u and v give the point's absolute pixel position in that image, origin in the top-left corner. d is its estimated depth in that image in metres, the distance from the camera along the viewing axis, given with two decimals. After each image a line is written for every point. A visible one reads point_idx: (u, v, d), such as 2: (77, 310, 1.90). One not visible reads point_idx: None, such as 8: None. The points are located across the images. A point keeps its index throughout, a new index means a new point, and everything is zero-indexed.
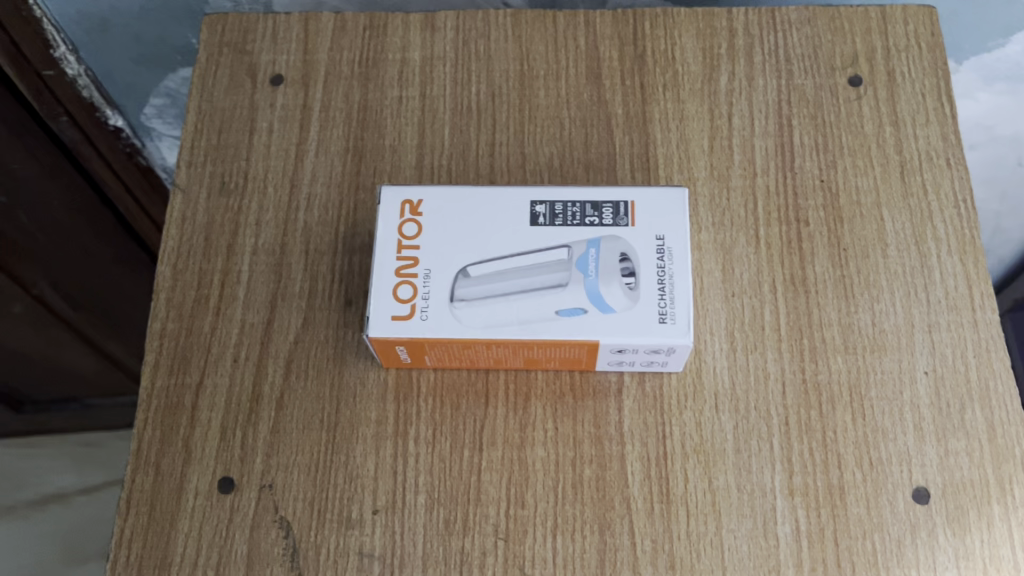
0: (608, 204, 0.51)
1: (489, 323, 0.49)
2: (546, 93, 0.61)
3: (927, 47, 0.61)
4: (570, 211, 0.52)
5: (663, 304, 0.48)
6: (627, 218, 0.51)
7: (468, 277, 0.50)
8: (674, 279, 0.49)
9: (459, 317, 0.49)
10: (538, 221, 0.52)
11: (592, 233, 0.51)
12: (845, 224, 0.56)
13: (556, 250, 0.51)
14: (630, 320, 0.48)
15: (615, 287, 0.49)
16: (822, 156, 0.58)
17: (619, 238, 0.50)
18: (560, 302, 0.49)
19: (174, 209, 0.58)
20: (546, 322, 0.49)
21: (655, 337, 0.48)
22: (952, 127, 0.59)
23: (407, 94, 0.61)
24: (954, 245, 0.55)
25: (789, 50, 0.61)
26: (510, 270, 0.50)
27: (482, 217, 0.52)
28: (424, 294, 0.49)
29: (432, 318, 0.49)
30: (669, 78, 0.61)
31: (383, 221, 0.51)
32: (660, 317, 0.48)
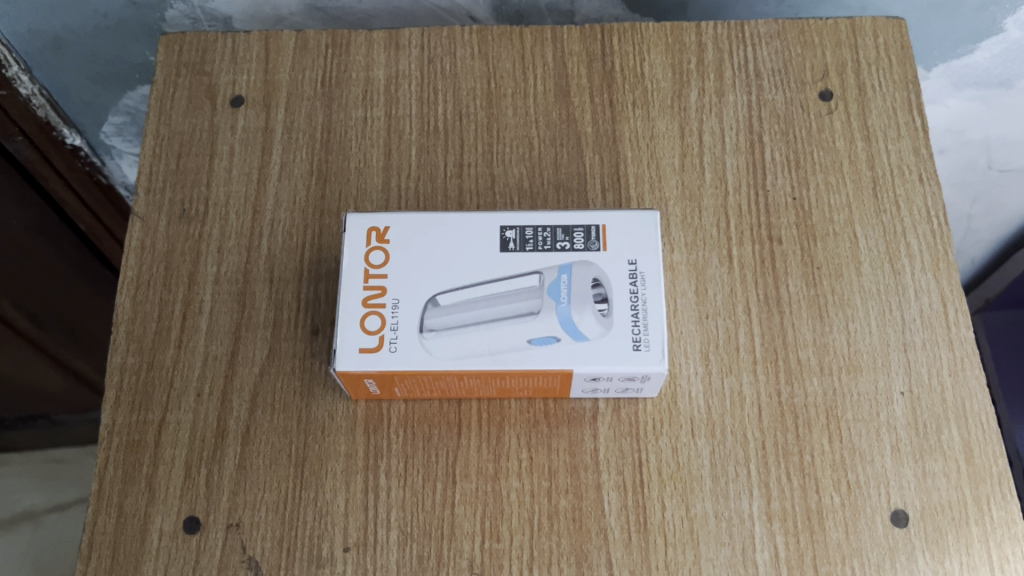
0: (579, 229, 0.50)
1: (460, 354, 0.48)
2: (514, 112, 0.60)
3: (898, 60, 0.61)
4: (541, 236, 0.51)
5: (637, 331, 0.47)
6: (599, 242, 0.50)
7: (438, 306, 0.49)
8: (648, 305, 0.48)
9: (429, 348, 0.48)
10: (508, 247, 0.50)
11: (563, 258, 0.50)
12: (818, 242, 0.56)
13: (527, 277, 0.50)
14: (604, 348, 0.47)
15: (588, 314, 0.48)
16: (794, 173, 0.58)
17: (590, 263, 0.49)
18: (532, 331, 0.48)
19: (133, 237, 0.57)
20: (518, 352, 0.48)
21: (630, 365, 0.47)
22: (923, 142, 0.58)
23: (372, 114, 0.60)
24: (928, 262, 0.55)
25: (759, 64, 0.61)
26: (480, 298, 0.49)
27: (450, 243, 0.51)
28: (392, 325, 0.48)
29: (402, 349, 0.48)
30: (639, 95, 0.60)
31: (349, 249, 0.50)
32: (635, 345, 0.47)
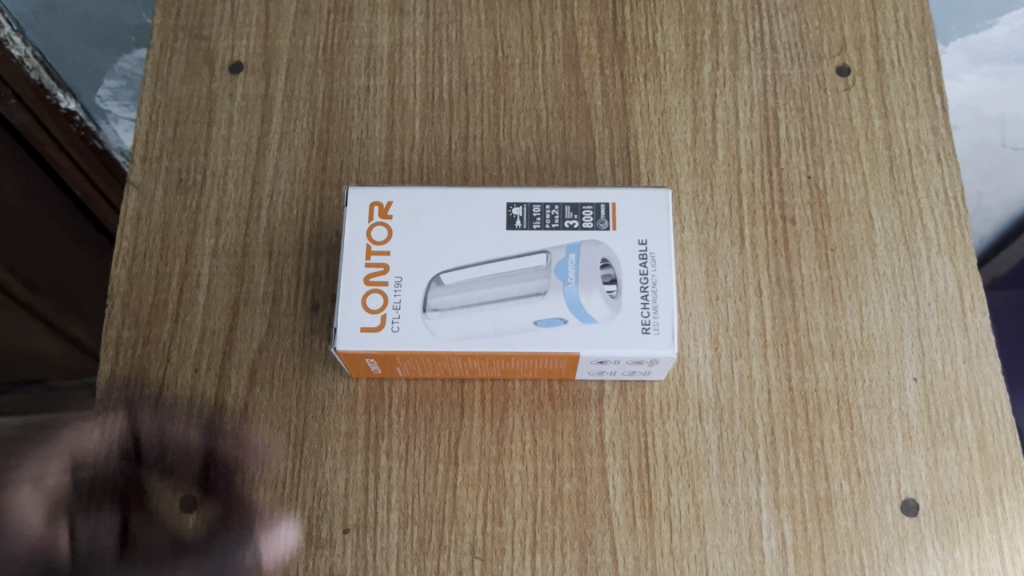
0: (588, 207, 0.49)
1: (464, 335, 0.46)
2: (521, 83, 0.58)
3: (918, 35, 0.59)
4: (549, 214, 0.49)
5: (646, 314, 0.46)
6: (608, 221, 0.48)
7: (442, 285, 0.47)
8: (658, 287, 0.47)
9: (433, 328, 0.47)
10: (515, 225, 0.49)
11: (571, 237, 0.48)
12: (832, 223, 0.54)
13: (534, 256, 0.48)
14: (612, 330, 0.46)
15: (596, 295, 0.46)
16: (809, 151, 0.56)
17: (599, 243, 0.48)
18: (538, 312, 0.46)
19: (129, 207, 0.55)
20: (523, 333, 0.46)
21: (638, 348, 0.46)
22: (942, 120, 0.56)
23: (375, 82, 0.58)
24: (944, 244, 0.54)
25: (775, 38, 0.59)
26: (485, 277, 0.48)
27: (455, 220, 0.49)
28: (395, 304, 0.47)
29: (404, 329, 0.46)
30: (651, 68, 0.58)
31: (351, 224, 0.49)
32: (644, 328, 0.46)
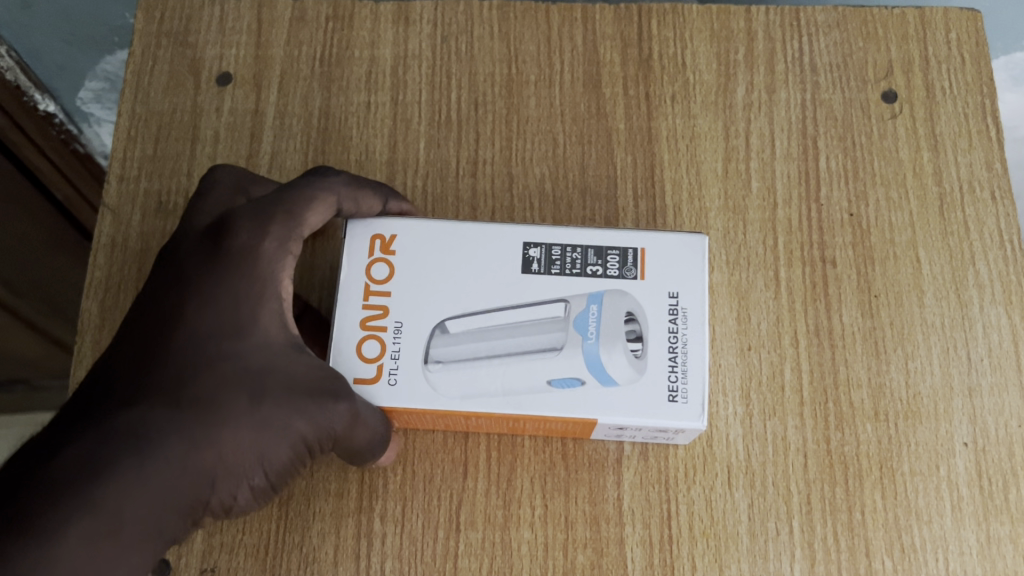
0: (614, 251, 0.44)
1: (467, 394, 0.41)
2: (536, 103, 0.53)
3: (972, 59, 0.54)
4: (570, 257, 0.44)
5: (675, 380, 0.41)
6: (636, 269, 0.43)
7: (446, 334, 0.42)
8: (688, 348, 0.41)
9: (432, 384, 0.41)
10: (531, 268, 0.43)
11: (594, 284, 0.43)
12: (876, 266, 0.49)
13: (551, 304, 0.42)
14: (634, 395, 0.41)
15: (619, 354, 0.41)
16: (851, 185, 0.51)
17: (625, 294, 0.43)
18: (552, 370, 0.41)
19: (103, 233, 0.50)
20: (534, 394, 0.41)
21: (664, 419, 0.41)
22: (998, 154, 0.52)
23: (377, 99, 0.53)
24: (999, 293, 0.49)
25: (816, 58, 0.54)
26: (495, 327, 0.42)
27: (465, 260, 0.44)
28: (392, 353, 0.42)
29: (401, 383, 0.41)
30: (679, 89, 0.53)
31: (348, 259, 0.43)
32: (671, 397, 0.41)
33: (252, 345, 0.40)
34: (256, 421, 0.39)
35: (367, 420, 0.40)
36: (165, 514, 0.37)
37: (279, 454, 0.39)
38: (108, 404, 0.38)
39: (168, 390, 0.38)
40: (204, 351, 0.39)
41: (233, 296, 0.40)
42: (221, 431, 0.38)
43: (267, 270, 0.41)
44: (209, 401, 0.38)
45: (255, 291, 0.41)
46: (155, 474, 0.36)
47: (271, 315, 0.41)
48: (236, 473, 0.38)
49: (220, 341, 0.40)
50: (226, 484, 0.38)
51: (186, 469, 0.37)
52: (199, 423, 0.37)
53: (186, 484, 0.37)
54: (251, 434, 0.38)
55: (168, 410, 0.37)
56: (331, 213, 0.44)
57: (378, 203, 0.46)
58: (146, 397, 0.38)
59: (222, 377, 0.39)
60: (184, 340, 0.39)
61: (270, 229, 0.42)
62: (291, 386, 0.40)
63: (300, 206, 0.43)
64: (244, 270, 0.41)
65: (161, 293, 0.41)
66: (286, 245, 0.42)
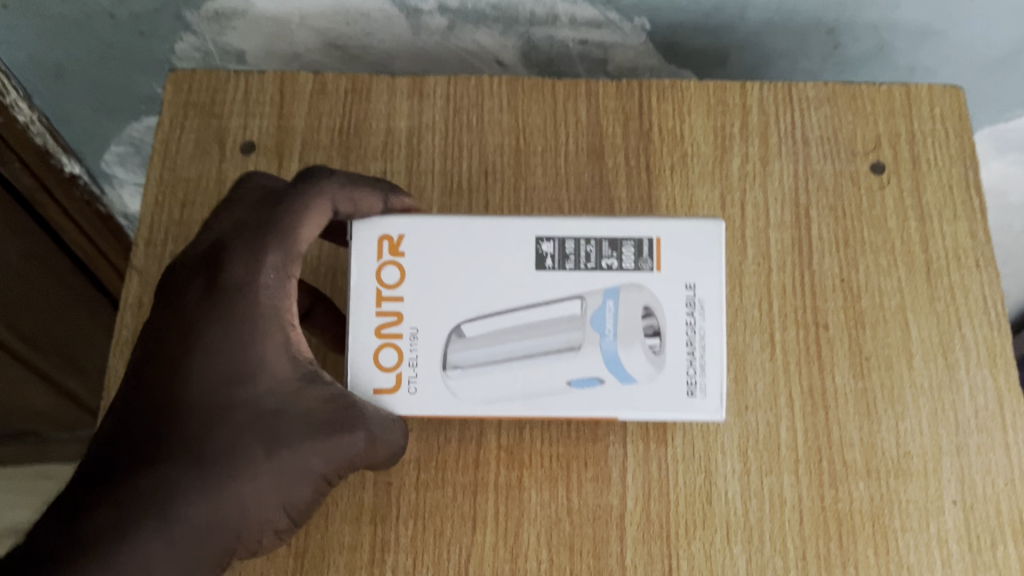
0: (628, 242, 0.46)
1: (489, 399, 0.45)
2: (543, 172, 0.56)
3: (956, 133, 0.57)
4: (583, 250, 0.46)
5: (693, 373, 0.45)
6: (651, 260, 0.46)
7: (463, 337, 0.45)
8: (705, 339, 0.45)
9: (454, 390, 0.45)
10: (545, 262, 0.46)
11: (612, 278, 0.46)
12: (866, 330, 0.52)
13: (567, 303, 0.45)
14: (652, 390, 0.45)
15: (637, 351, 0.45)
16: (842, 253, 0.54)
17: (641, 287, 0.45)
18: (570, 372, 0.45)
19: (131, 294, 0.53)
20: (557, 394, 0.45)
21: (686, 412, 0.45)
22: (980, 224, 0.54)
23: (392, 168, 0.56)
24: (984, 357, 0.51)
25: (807, 131, 0.57)
26: (512, 327, 0.45)
27: (477, 259, 0.46)
28: (411, 360, 0.45)
29: (420, 391, 0.45)
30: (677, 160, 0.56)
31: (359, 264, 0.46)
32: (690, 391, 0.45)
33: (260, 387, 0.41)
34: (274, 470, 0.40)
35: (382, 441, 0.43)
36: (199, 569, 0.39)
37: (299, 495, 0.41)
38: (122, 460, 0.39)
39: (182, 444, 0.39)
40: (213, 400, 0.40)
41: (241, 336, 0.41)
42: (241, 484, 0.40)
43: (269, 303, 0.42)
44: (224, 452, 0.40)
45: (259, 327, 0.42)
46: (183, 535, 0.38)
47: (279, 352, 0.42)
48: (259, 521, 0.41)
49: (229, 387, 0.41)
50: (251, 531, 0.40)
51: (214, 527, 0.39)
52: (218, 477, 0.39)
53: (215, 540, 0.39)
54: (271, 480, 0.40)
55: (189, 468, 0.39)
56: (327, 220, 0.45)
57: (376, 197, 0.47)
58: (163, 454, 0.39)
59: (237, 427, 0.40)
60: (194, 395, 0.40)
61: (269, 258, 0.43)
62: (305, 428, 0.41)
63: (293, 219, 0.44)
64: (244, 309, 0.42)
65: (161, 330, 0.42)
66: (284, 273, 0.43)
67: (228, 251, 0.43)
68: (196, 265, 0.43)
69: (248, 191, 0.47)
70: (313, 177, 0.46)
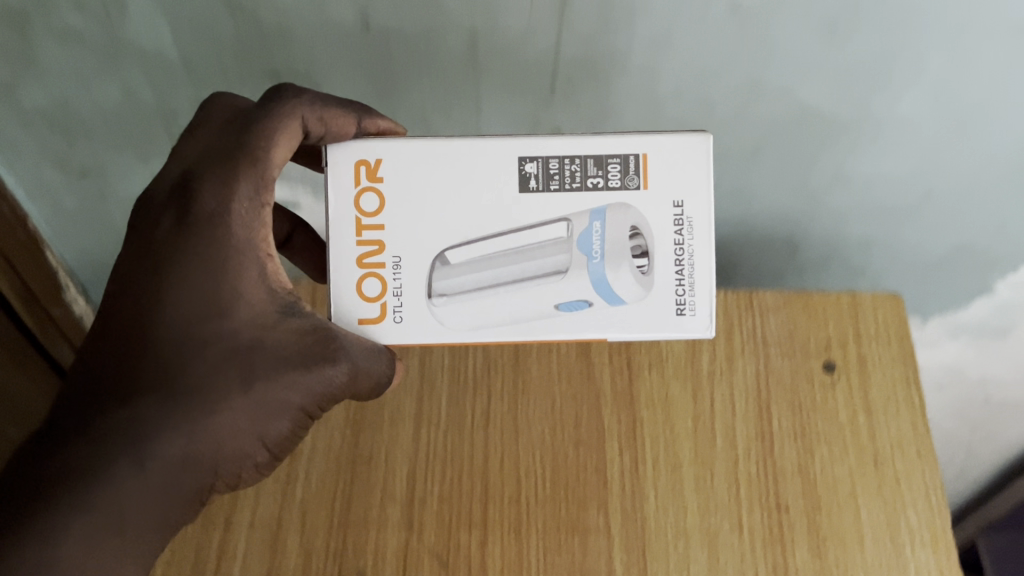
0: (615, 160, 0.47)
1: (476, 324, 0.48)
2: (538, 368, 0.64)
3: (897, 336, 0.65)
4: (568, 169, 0.47)
5: (682, 293, 0.47)
6: (638, 178, 0.47)
7: (448, 264, 0.47)
8: (694, 258, 0.47)
9: (442, 317, 0.48)
10: (529, 184, 0.47)
11: (596, 199, 0.47)
12: (823, 513, 0.59)
13: (554, 226, 0.47)
14: (645, 312, 0.47)
15: (625, 270, 0.47)
16: (800, 443, 0.61)
17: (629, 207, 0.47)
18: (559, 294, 0.47)
19: None
20: (546, 317, 0.48)
21: (675, 329, 0.48)
22: (920, 417, 0.62)
23: (407, 362, 0.64)
24: (927, 540, 0.58)
25: (768, 334, 0.65)
26: (497, 255, 0.47)
27: (461, 163, 0.47)
28: (394, 289, 0.47)
29: (405, 320, 0.48)
30: (655, 357, 0.64)
31: (337, 187, 0.47)
32: (680, 309, 0.47)
33: (233, 321, 0.46)
34: (249, 402, 0.45)
35: (367, 373, 0.47)
36: (182, 499, 0.45)
37: (275, 428, 0.46)
38: (103, 397, 0.44)
39: (158, 384, 0.44)
40: (188, 337, 0.45)
41: (213, 274, 0.46)
42: (216, 418, 0.44)
43: (244, 234, 0.47)
44: (198, 388, 0.45)
45: (233, 262, 0.46)
46: (160, 469, 0.44)
47: (253, 285, 0.46)
48: (236, 453, 0.46)
49: (204, 322, 0.46)
50: (227, 459, 0.46)
51: (190, 459, 0.44)
52: (194, 412, 0.44)
53: (191, 472, 0.45)
54: (246, 412, 0.45)
55: (162, 404, 0.44)
56: (299, 141, 0.48)
57: (352, 120, 0.48)
58: (139, 389, 0.44)
59: (212, 360, 0.45)
60: (168, 331, 0.45)
61: (241, 187, 0.47)
62: (277, 362, 0.46)
63: (263, 145, 0.47)
64: (220, 238, 0.46)
65: (140, 264, 0.47)
66: (259, 199, 0.47)
67: (201, 183, 0.47)
68: (168, 203, 0.48)
69: (218, 110, 0.51)
70: (283, 97, 0.48)
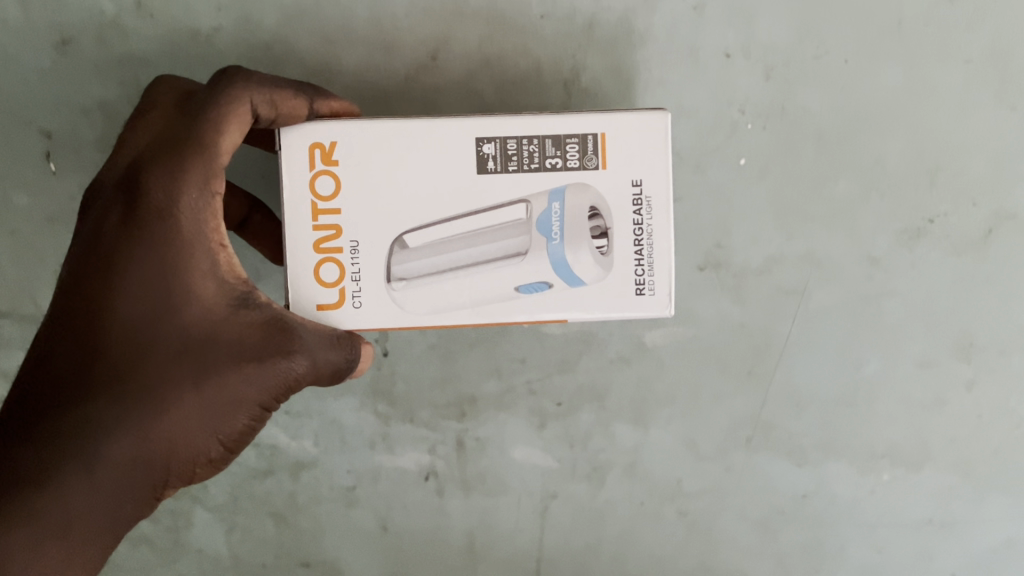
0: (573, 139, 0.44)
1: (437, 309, 0.45)
2: None
3: None
4: (525, 150, 0.44)
5: (642, 273, 0.45)
6: (597, 156, 0.44)
7: (405, 248, 0.44)
8: (655, 239, 0.45)
9: (401, 302, 0.45)
10: (487, 165, 0.44)
11: (555, 179, 0.44)
12: None
13: (514, 207, 0.44)
14: (605, 291, 0.45)
15: (585, 255, 0.44)
16: None
17: (588, 187, 0.44)
18: (520, 278, 0.44)
19: None
20: (505, 302, 0.45)
21: (633, 309, 0.45)
22: None
23: None
24: None
25: None
26: (454, 238, 0.44)
27: (413, 143, 0.44)
28: (352, 273, 0.44)
29: (364, 305, 0.44)
30: None
31: (290, 172, 0.44)
32: (640, 289, 0.45)
33: (185, 318, 0.42)
34: (201, 403, 0.42)
35: (323, 359, 0.43)
36: (134, 498, 0.42)
37: (230, 425, 0.43)
38: (48, 405, 0.41)
39: (107, 387, 0.41)
40: (138, 337, 0.42)
41: (165, 266, 0.42)
42: (165, 418, 0.42)
43: (193, 226, 0.43)
44: (149, 392, 0.42)
45: (183, 258, 0.42)
46: (108, 475, 0.41)
47: (204, 277, 0.43)
48: (189, 452, 0.43)
49: (153, 322, 0.42)
50: (181, 462, 0.43)
51: (140, 461, 0.42)
52: (145, 415, 0.41)
53: (143, 472, 0.42)
54: (197, 410, 0.42)
55: (112, 409, 0.41)
56: (248, 122, 0.44)
57: (304, 102, 0.44)
58: (88, 390, 0.41)
59: (163, 356, 0.42)
60: (116, 330, 0.42)
61: (186, 179, 0.43)
62: (228, 360, 0.42)
63: (210, 112, 0.43)
64: (170, 235, 0.42)
65: (87, 257, 0.43)
66: (209, 190, 0.43)
67: (146, 173, 0.43)
68: (114, 190, 0.44)
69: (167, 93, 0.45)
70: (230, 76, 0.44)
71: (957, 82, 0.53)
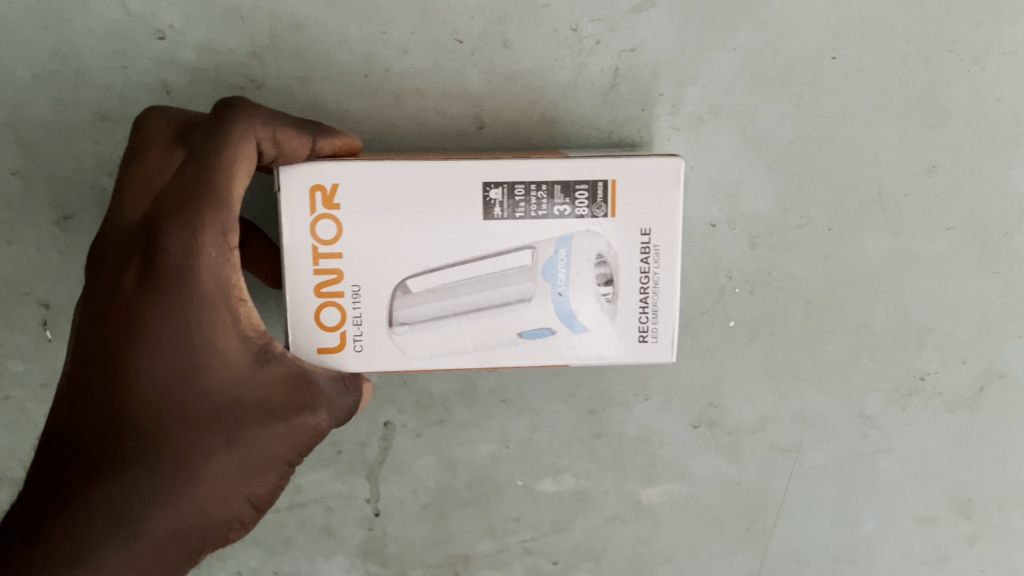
0: (583, 185, 0.43)
1: (438, 353, 0.44)
2: None
3: None
4: (534, 196, 0.43)
5: (646, 321, 0.45)
6: (606, 204, 0.43)
7: (407, 293, 0.43)
8: (660, 287, 0.45)
9: (402, 346, 0.44)
10: (493, 211, 0.43)
11: (563, 225, 0.43)
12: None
13: (519, 252, 0.44)
14: (608, 337, 0.45)
15: (589, 300, 0.45)
16: None
17: (596, 234, 0.44)
18: (523, 322, 0.44)
19: None
20: (507, 347, 0.45)
21: (635, 356, 0.46)
22: None
23: None
24: None
25: None
26: (459, 283, 0.44)
27: (418, 186, 0.42)
28: (353, 318, 0.43)
29: (366, 349, 0.44)
30: None
31: (289, 216, 0.42)
32: (642, 337, 0.45)
33: (214, 379, 0.40)
34: (233, 463, 0.40)
35: (342, 405, 0.42)
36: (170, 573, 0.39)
37: (262, 485, 0.41)
38: (73, 481, 0.37)
39: (138, 456, 0.38)
40: (167, 401, 0.39)
41: (193, 325, 0.40)
42: (199, 483, 0.39)
43: (217, 281, 0.40)
44: (183, 456, 0.39)
45: (207, 318, 0.40)
46: (146, 547, 0.37)
47: (228, 334, 0.41)
48: (224, 517, 0.40)
49: (182, 386, 0.39)
50: (215, 525, 0.40)
51: (177, 531, 0.38)
52: (178, 480, 0.38)
53: (179, 544, 0.39)
54: (230, 473, 0.40)
55: (145, 478, 0.38)
56: (254, 164, 0.42)
57: (306, 140, 0.42)
58: (117, 461, 0.38)
59: (192, 419, 0.39)
60: (142, 396, 0.39)
61: (208, 234, 0.40)
62: (258, 420, 0.40)
63: (215, 161, 0.41)
64: (194, 295, 0.40)
65: (105, 320, 0.40)
66: (227, 248, 0.41)
67: (164, 225, 0.40)
68: (126, 247, 0.40)
69: (161, 130, 0.42)
70: (233, 116, 0.41)
71: (939, 250, 0.53)
